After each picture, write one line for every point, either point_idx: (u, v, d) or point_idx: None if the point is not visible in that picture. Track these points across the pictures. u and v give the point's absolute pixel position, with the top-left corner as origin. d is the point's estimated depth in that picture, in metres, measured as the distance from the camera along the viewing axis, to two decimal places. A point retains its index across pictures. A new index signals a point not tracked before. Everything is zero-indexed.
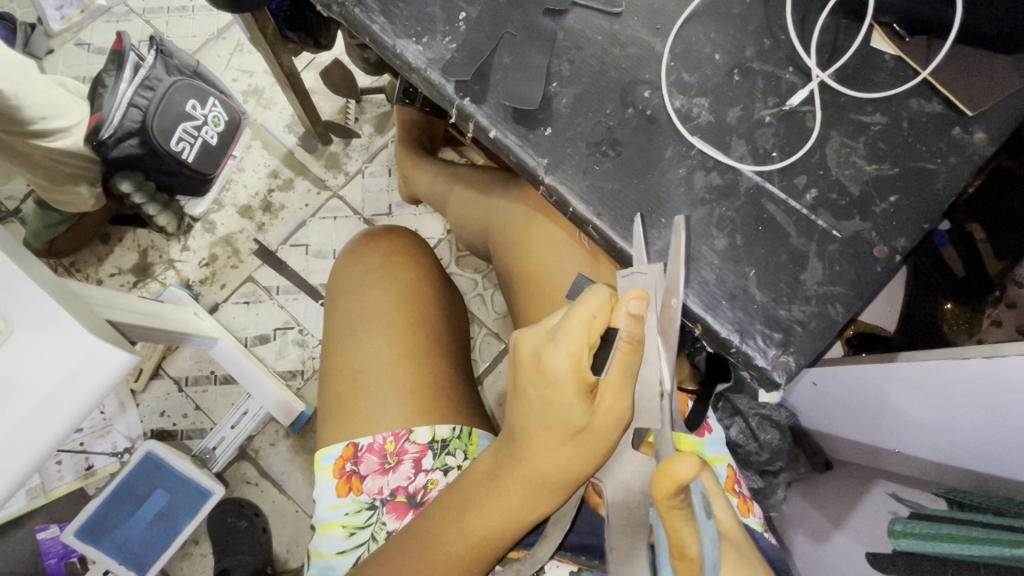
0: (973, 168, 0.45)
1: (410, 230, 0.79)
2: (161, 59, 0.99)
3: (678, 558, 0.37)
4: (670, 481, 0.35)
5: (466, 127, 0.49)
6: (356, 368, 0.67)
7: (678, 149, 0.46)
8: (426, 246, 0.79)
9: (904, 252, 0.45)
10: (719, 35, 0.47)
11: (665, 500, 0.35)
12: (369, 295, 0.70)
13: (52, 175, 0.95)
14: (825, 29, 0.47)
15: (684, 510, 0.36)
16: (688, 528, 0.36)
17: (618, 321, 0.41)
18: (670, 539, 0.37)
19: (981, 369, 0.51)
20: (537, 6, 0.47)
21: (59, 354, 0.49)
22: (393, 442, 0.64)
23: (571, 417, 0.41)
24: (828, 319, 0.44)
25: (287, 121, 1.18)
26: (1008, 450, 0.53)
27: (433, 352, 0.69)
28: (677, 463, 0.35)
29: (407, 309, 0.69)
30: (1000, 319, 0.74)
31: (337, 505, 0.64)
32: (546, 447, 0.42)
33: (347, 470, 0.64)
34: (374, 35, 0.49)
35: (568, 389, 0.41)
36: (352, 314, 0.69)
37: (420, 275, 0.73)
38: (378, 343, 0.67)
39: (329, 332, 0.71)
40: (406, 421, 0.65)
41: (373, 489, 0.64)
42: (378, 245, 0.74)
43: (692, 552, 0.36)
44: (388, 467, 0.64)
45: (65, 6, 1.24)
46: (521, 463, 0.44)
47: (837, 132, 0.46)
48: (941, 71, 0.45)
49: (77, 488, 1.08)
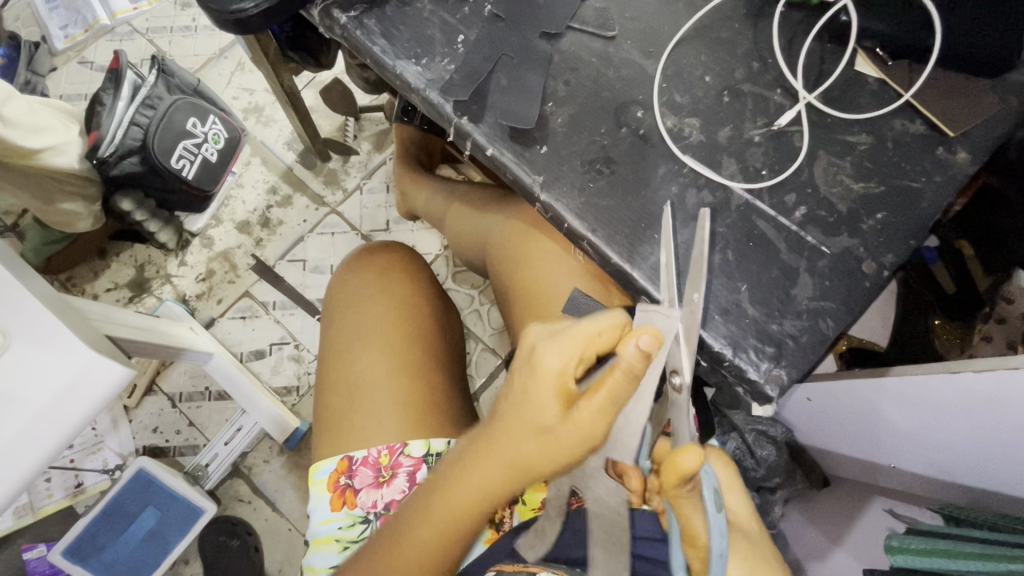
0: (957, 186, 0.46)
1: (407, 246, 0.80)
2: (162, 78, 1.01)
3: (686, 544, 0.39)
4: (676, 472, 0.37)
5: (462, 145, 0.50)
6: (351, 383, 0.67)
7: (671, 167, 0.47)
8: (424, 262, 0.79)
9: (892, 267, 0.45)
10: (710, 58, 0.49)
11: (672, 489, 0.37)
12: (367, 311, 0.70)
13: (46, 190, 0.96)
14: (811, 52, 0.49)
15: (687, 498, 0.38)
16: (697, 515, 0.38)
17: (626, 349, 0.40)
18: (681, 526, 0.38)
19: (973, 386, 0.52)
20: (533, 29, 0.49)
21: (56, 366, 0.49)
22: (388, 456, 0.64)
23: (542, 417, 0.41)
24: (820, 334, 0.45)
25: (286, 138, 1.20)
26: (994, 465, 0.55)
27: (428, 369, 0.69)
28: (684, 456, 0.36)
29: (405, 330, 0.69)
30: (989, 335, 0.75)
31: (331, 518, 0.64)
32: (514, 441, 0.42)
33: (342, 483, 0.64)
34: (376, 55, 0.50)
35: (549, 389, 0.41)
36: (346, 329, 0.70)
37: (417, 293, 0.73)
38: (374, 359, 0.67)
39: (326, 340, 0.72)
40: (400, 436, 0.64)
41: (367, 503, 0.63)
42: (379, 260, 0.75)
43: (700, 539, 0.38)
44: (382, 481, 0.64)
45: (70, 25, 1.27)
46: (490, 451, 0.43)
47: (824, 151, 0.47)
48: (923, 94, 0.47)
49: (67, 506, 1.07)
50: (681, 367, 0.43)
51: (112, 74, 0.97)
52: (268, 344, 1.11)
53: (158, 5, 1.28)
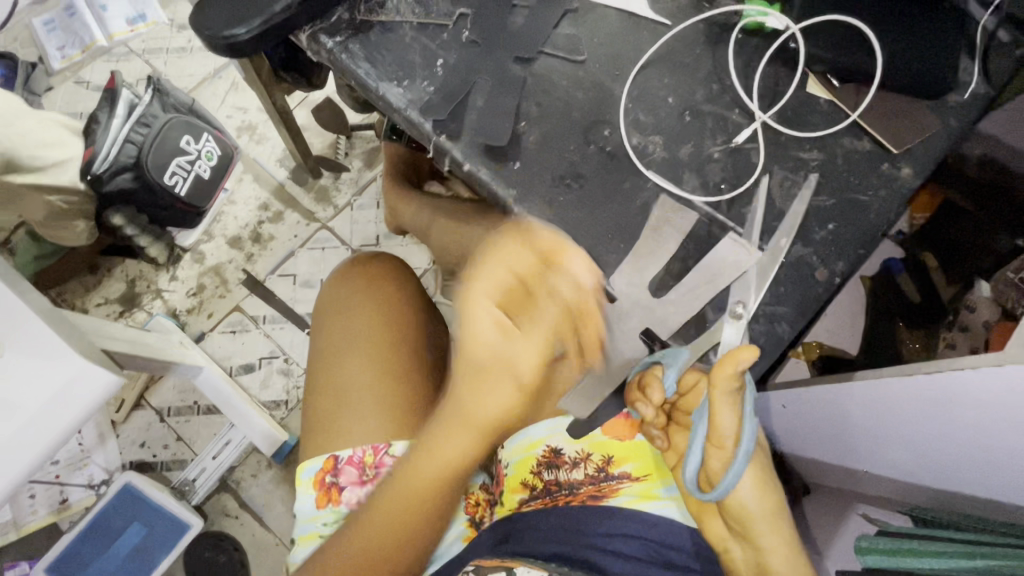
0: (900, 200, 0.50)
1: (391, 254, 0.81)
2: (157, 97, 1.04)
3: (714, 442, 0.44)
4: (732, 363, 0.42)
5: (441, 161, 0.53)
6: (337, 385, 0.69)
7: (636, 181, 0.50)
8: (410, 269, 0.81)
9: (843, 275, 0.49)
10: (673, 81, 0.53)
11: (722, 382, 0.43)
12: (356, 318, 0.72)
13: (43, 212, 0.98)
14: (766, 76, 0.52)
15: (728, 399, 0.43)
16: (730, 414, 0.43)
17: (559, 277, 0.46)
18: (712, 423, 0.44)
19: (927, 390, 0.54)
20: (507, 54, 0.53)
21: (49, 374, 0.52)
22: (373, 455, 0.66)
23: (508, 366, 0.46)
24: (777, 337, 0.48)
25: (278, 156, 1.23)
26: (963, 469, 0.57)
27: (413, 373, 0.70)
28: (742, 352, 0.43)
29: (389, 333, 0.71)
30: (954, 342, 0.81)
31: (317, 515, 0.66)
32: (482, 391, 0.47)
33: (327, 482, 0.66)
34: (360, 77, 0.53)
35: (500, 342, 0.46)
36: (334, 335, 0.72)
37: (402, 297, 0.75)
38: (360, 365, 0.69)
39: (314, 348, 0.73)
40: (385, 436, 0.67)
41: (351, 499, 0.66)
42: (363, 267, 0.77)
43: (729, 434, 0.44)
44: (365, 479, 0.66)
45: (68, 46, 1.30)
46: (468, 407, 0.48)
47: (779, 166, 0.50)
48: (868, 115, 0.50)
49: (51, 522, 1.06)
50: (747, 299, 0.48)
51: (110, 93, 1.01)
52: (257, 358, 1.13)
53: (154, 27, 1.32)
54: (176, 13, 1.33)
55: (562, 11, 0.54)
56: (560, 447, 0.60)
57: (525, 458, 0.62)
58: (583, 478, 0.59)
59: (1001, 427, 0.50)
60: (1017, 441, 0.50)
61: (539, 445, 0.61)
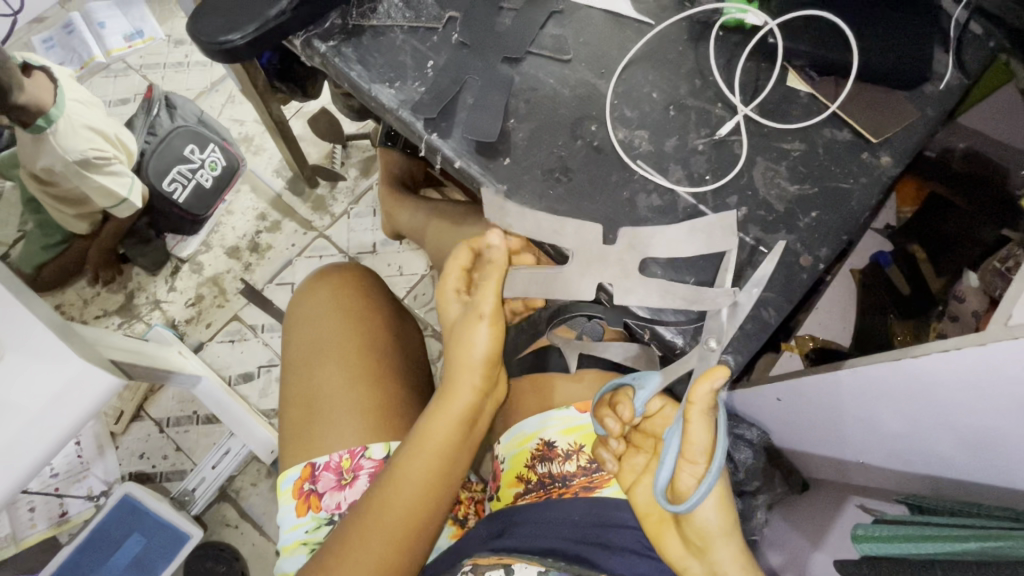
0: (881, 187, 0.51)
1: (362, 263, 0.82)
2: (166, 109, 1.10)
3: (686, 459, 0.46)
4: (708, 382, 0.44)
5: (434, 158, 0.54)
6: (313, 394, 0.69)
7: (623, 174, 0.52)
8: (379, 277, 0.82)
9: (827, 261, 0.50)
10: (657, 77, 0.54)
11: (700, 402, 0.44)
12: (323, 327, 0.73)
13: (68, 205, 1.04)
14: (747, 71, 0.54)
15: (702, 418, 0.45)
16: (701, 433, 0.45)
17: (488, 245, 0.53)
18: (684, 441, 0.45)
19: (914, 375, 0.54)
20: (496, 54, 0.54)
21: (46, 377, 0.52)
22: (350, 459, 0.66)
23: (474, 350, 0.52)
24: (763, 322, 0.49)
25: (275, 166, 1.24)
26: (959, 451, 0.57)
27: (385, 375, 0.71)
28: (716, 370, 0.44)
29: (361, 340, 0.72)
30: (945, 332, 0.79)
31: (298, 524, 0.66)
32: (461, 377, 0.53)
33: (306, 489, 0.66)
34: (353, 80, 0.55)
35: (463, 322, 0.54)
36: (306, 346, 0.73)
37: (370, 304, 0.76)
38: (331, 370, 0.70)
39: (288, 361, 0.74)
40: (361, 439, 0.67)
41: (331, 504, 0.66)
42: (331, 276, 0.77)
43: (704, 451, 0.45)
44: (344, 483, 0.66)
45: (66, 63, 1.32)
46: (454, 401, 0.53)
47: (761, 158, 0.52)
48: (847, 106, 0.52)
49: (49, 536, 1.05)
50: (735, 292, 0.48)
51: (146, 101, 1.10)
52: (256, 366, 1.13)
53: (151, 43, 1.34)
54: (174, 29, 1.35)
55: (548, 12, 0.55)
56: (554, 439, 0.60)
57: (520, 452, 0.62)
58: (576, 470, 0.58)
59: (1002, 409, 0.50)
60: (1008, 419, 0.50)
61: (532, 439, 0.61)
